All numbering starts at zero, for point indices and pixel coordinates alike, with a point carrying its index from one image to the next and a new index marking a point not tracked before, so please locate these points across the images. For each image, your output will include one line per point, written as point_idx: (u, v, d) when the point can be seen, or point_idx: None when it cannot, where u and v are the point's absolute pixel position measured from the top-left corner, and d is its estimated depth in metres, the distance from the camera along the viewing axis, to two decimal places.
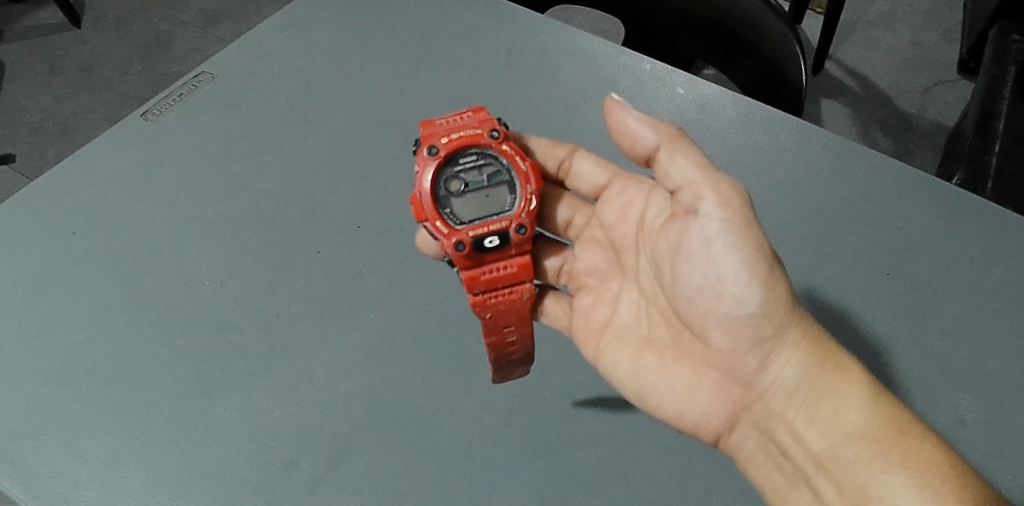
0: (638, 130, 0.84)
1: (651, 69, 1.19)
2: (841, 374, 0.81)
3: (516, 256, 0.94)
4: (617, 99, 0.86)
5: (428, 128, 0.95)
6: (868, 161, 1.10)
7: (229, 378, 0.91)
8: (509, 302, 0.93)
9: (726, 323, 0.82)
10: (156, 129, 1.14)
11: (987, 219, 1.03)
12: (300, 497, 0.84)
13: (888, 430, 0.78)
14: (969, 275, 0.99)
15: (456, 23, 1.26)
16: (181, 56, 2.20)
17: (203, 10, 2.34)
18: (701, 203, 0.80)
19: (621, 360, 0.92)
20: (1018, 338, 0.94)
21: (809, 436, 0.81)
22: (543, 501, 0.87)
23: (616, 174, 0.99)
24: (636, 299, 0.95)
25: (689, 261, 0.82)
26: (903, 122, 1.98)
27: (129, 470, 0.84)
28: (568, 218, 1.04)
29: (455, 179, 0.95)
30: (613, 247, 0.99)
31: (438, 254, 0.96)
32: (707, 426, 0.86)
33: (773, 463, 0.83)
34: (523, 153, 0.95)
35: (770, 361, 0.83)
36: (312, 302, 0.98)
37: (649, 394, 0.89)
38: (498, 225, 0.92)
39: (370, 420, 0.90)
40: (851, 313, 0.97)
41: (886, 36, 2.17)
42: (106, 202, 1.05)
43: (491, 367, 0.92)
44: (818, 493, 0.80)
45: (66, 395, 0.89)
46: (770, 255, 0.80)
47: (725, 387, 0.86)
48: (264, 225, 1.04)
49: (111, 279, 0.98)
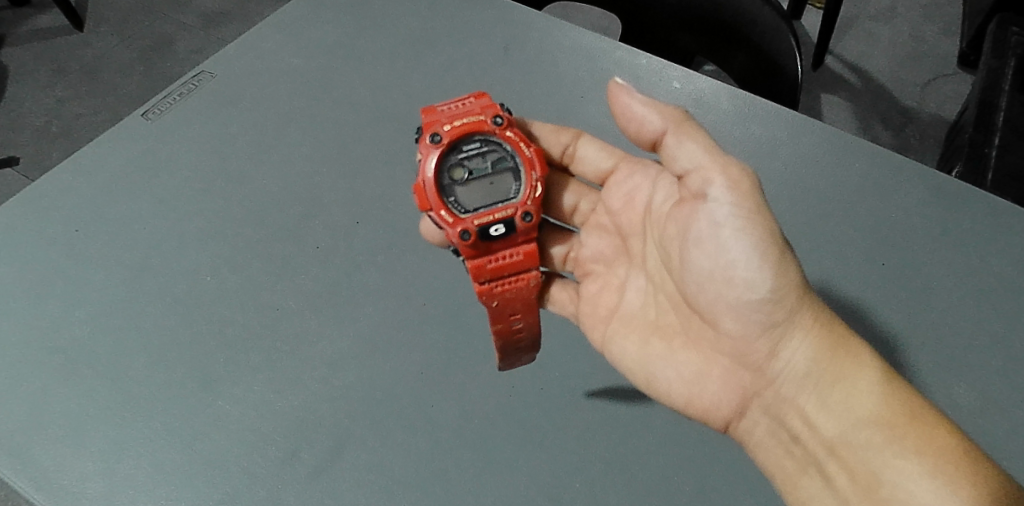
0: (644, 115, 0.84)
1: (646, 64, 1.28)
2: (853, 359, 0.81)
3: (522, 244, 0.93)
4: (621, 83, 0.85)
5: (430, 115, 0.93)
6: (849, 148, 1.20)
7: (230, 371, 0.94)
8: (515, 290, 0.93)
9: (736, 308, 0.81)
10: (157, 127, 1.17)
11: (951, 202, 1.13)
12: (300, 486, 0.87)
13: (901, 415, 0.77)
14: (941, 257, 1.08)
15: (457, 24, 1.33)
16: (182, 57, 2.43)
17: (203, 13, 2.58)
18: (710, 187, 0.80)
19: (629, 346, 0.92)
20: (996, 315, 1.03)
21: (821, 423, 0.80)
22: (541, 489, 0.88)
23: (622, 158, 0.98)
24: (642, 285, 0.95)
25: (699, 247, 0.82)
26: (903, 116, 2.30)
27: (137, 461, 0.87)
28: (573, 204, 1.03)
29: (458, 167, 0.93)
30: (620, 233, 0.98)
31: (442, 242, 0.95)
32: (716, 412, 0.86)
33: (783, 450, 0.83)
34: (527, 139, 0.93)
35: (781, 346, 0.82)
36: (311, 295, 1.00)
37: (658, 381, 0.88)
38: (504, 213, 0.91)
39: (368, 411, 0.92)
40: (842, 297, 1.06)
41: (885, 34, 2.51)
42: (110, 202, 1.08)
43: (497, 354, 0.94)
44: (829, 479, 0.79)
45: (71, 390, 0.92)
46: (781, 239, 0.79)
47: (734, 372, 0.85)
48: (264, 221, 1.07)
49: (115, 276, 1.01)
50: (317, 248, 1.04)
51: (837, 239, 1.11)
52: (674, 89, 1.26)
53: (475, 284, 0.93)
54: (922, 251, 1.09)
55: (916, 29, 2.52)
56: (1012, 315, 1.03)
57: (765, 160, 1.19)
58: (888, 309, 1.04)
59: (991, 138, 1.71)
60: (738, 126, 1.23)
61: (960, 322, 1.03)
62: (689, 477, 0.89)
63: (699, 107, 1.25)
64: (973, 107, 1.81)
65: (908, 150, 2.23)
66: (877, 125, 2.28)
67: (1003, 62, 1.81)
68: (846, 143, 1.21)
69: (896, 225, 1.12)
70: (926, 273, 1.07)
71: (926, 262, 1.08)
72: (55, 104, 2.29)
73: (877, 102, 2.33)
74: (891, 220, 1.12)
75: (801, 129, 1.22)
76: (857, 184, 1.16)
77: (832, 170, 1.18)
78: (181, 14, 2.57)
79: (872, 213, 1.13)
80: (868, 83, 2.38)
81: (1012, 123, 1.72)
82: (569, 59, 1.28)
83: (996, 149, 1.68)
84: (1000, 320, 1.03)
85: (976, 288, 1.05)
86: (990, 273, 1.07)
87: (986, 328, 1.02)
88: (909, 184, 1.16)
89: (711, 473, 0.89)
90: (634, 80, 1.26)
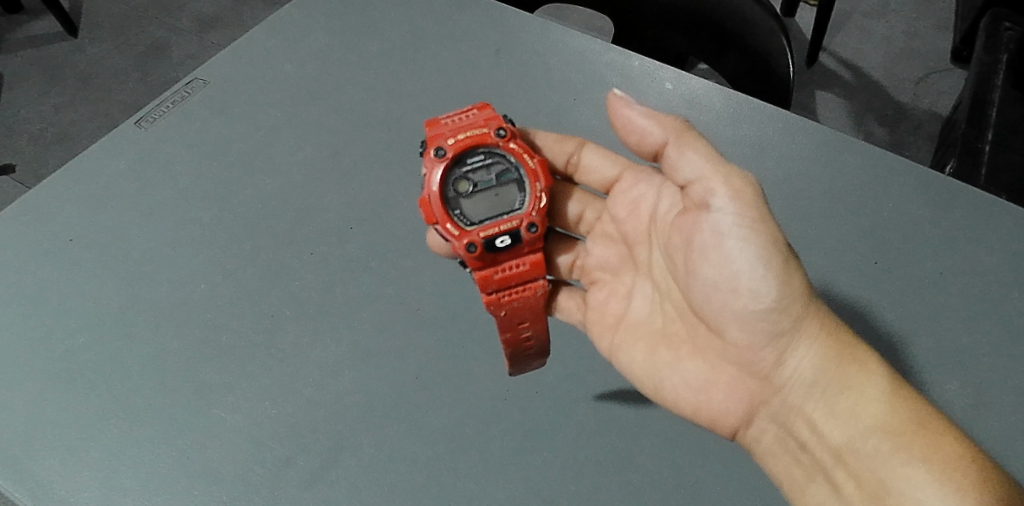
0: (645, 126, 0.85)
1: (639, 65, 1.29)
2: (859, 366, 0.82)
3: (528, 254, 0.94)
4: (620, 95, 0.85)
5: (434, 129, 0.94)
6: (840, 147, 1.21)
7: (226, 379, 0.94)
8: (522, 299, 0.94)
9: (742, 318, 0.83)
10: (150, 135, 1.17)
11: (941, 200, 1.14)
12: (297, 493, 0.87)
13: (908, 423, 0.78)
14: (932, 256, 1.09)
15: (449, 28, 1.33)
16: (177, 62, 2.43)
17: (197, 17, 2.58)
18: (712, 198, 0.80)
19: (636, 354, 0.93)
20: (988, 314, 1.04)
21: (828, 430, 0.81)
22: (537, 493, 0.88)
23: (626, 166, 0.98)
24: (649, 293, 0.96)
25: (705, 257, 0.82)
26: (897, 112, 2.30)
27: (134, 470, 0.88)
28: (578, 213, 1.04)
29: (463, 180, 0.94)
30: (625, 241, 0.99)
31: (449, 254, 0.96)
32: (724, 419, 0.87)
33: (791, 457, 0.84)
34: (530, 151, 0.93)
35: (787, 355, 0.83)
36: (306, 302, 1.01)
37: (664, 389, 0.89)
38: (509, 224, 0.91)
39: (364, 417, 0.92)
40: (833, 298, 1.06)
41: (879, 31, 2.52)
42: (105, 211, 1.09)
43: (507, 362, 0.94)
44: (837, 487, 0.81)
45: (67, 400, 0.93)
46: (785, 247, 0.80)
47: (742, 380, 0.86)
48: (259, 228, 1.07)
49: (109, 286, 1.02)
50: (311, 254, 1.05)
51: (830, 239, 1.12)
52: (667, 91, 1.26)
53: (482, 295, 0.94)
54: (914, 250, 1.10)
55: (909, 25, 2.53)
56: (1003, 314, 1.04)
57: (758, 160, 1.20)
58: (881, 309, 1.05)
59: (984, 134, 1.71)
60: (731, 127, 1.23)
61: (952, 321, 1.04)
62: (685, 479, 0.89)
63: (691, 108, 1.25)
64: (966, 104, 1.82)
65: (903, 147, 2.23)
66: (871, 123, 2.28)
67: (996, 58, 1.82)
68: (839, 142, 1.21)
69: (889, 224, 1.13)
70: (917, 271, 1.08)
71: (918, 261, 1.09)
72: (50, 111, 2.29)
73: (872, 99, 2.34)
74: (884, 219, 1.13)
75: (793, 129, 1.23)
76: (850, 183, 1.17)
77: (824, 170, 1.18)
78: (176, 20, 2.57)
79: (865, 213, 1.14)
80: (862, 80, 2.39)
81: (1004, 118, 1.73)
82: (562, 62, 1.29)
83: (989, 145, 1.69)
84: (991, 319, 1.04)
85: (968, 286, 1.06)
86: (981, 272, 1.08)
87: (978, 326, 1.03)
88: (901, 183, 1.16)
89: (707, 475, 0.89)
90: (627, 82, 1.26)
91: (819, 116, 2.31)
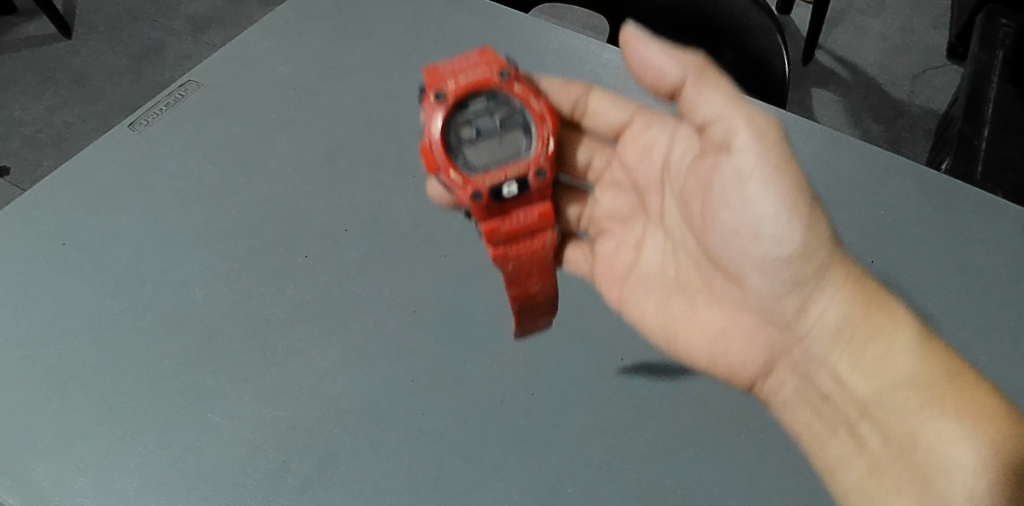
0: (662, 64, 0.82)
1: (633, 64, 1.28)
2: (887, 316, 0.81)
3: (537, 203, 0.98)
4: (635, 28, 0.82)
5: (433, 74, 0.96)
6: None
7: (220, 384, 0.93)
8: (530, 248, 0.99)
9: (762, 266, 0.84)
10: (143, 138, 1.16)
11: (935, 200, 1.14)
12: (292, 498, 0.86)
13: (940, 376, 0.78)
14: None
15: (444, 27, 1.33)
16: (172, 63, 2.43)
17: (192, 18, 2.57)
18: (734, 138, 0.79)
19: (649, 305, 0.98)
20: None
21: (854, 383, 0.83)
22: (533, 495, 0.88)
23: (637, 110, 1.01)
24: (661, 244, 1.00)
25: (726, 204, 0.83)
26: (894, 109, 2.30)
27: (127, 476, 0.87)
28: (587, 159, 1.07)
29: (466, 126, 0.97)
30: (636, 189, 1.03)
31: (452, 204, 1.00)
32: (742, 372, 0.90)
33: (813, 409, 0.87)
34: (535, 93, 0.97)
35: (810, 303, 0.84)
36: (301, 305, 1.00)
37: (680, 344, 0.94)
38: (515, 172, 0.96)
39: (358, 421, 0.92)
40: None
41: (875, 27, 2.52)
42: (98, 214, 1.08)
43: (516, 317, 0.99)
44: (863, 439, 0.83)
45: (60, 406, 0.92)
46: (809, 194, 0.79)
47: (762, 327, 0.90)
48: (253, 231, 1.06)
49: (103, 290, 1.01)
50: (305, 257, 1.04)
51: None
52: None
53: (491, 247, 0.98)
54: None
55: (905, 21, 2.53)
56: None
57: None
58: None
59: (980, 131, 1.71)
60: None
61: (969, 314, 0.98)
62: (681, 481, 0.88)
63: None
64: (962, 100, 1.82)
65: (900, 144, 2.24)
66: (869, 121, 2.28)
67: (992, 55, 1.83)
68: None
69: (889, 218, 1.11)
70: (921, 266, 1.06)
71: None
72: (44, 112, 2.28)
73: (868, 96, 2.34)
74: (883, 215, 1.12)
75: None
76: None
77: None
78: (170, 20, 2.56)
79: None
80: (858, 76, 2.39)
81: (1000, 115, 1.73)
82: (557, 60, 1.28)
83: (985, 141, 1.69)
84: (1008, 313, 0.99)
85: None
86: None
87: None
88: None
89: (704, 477, 0.88)
90: (621, 80, 1.26)
91: (815, 112, 2.31)
